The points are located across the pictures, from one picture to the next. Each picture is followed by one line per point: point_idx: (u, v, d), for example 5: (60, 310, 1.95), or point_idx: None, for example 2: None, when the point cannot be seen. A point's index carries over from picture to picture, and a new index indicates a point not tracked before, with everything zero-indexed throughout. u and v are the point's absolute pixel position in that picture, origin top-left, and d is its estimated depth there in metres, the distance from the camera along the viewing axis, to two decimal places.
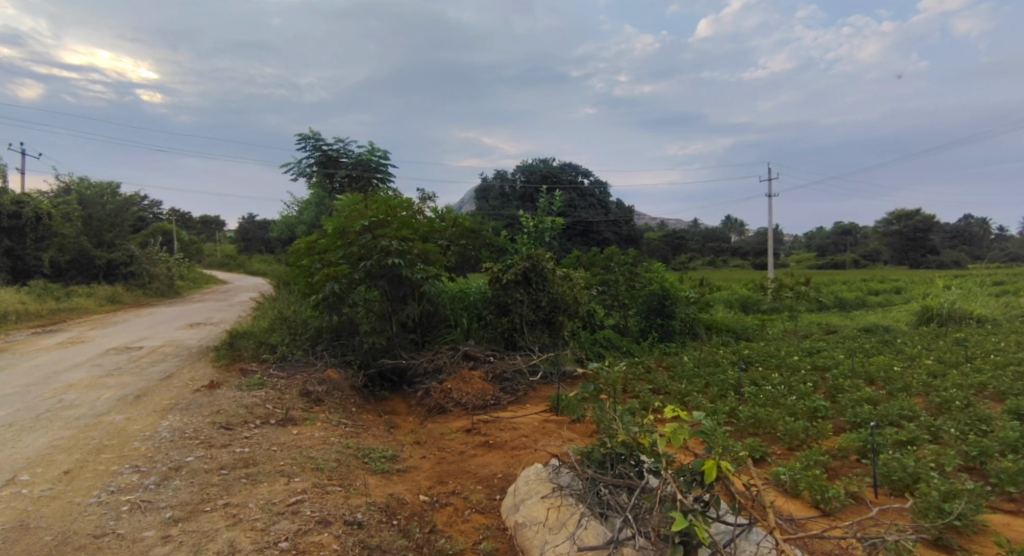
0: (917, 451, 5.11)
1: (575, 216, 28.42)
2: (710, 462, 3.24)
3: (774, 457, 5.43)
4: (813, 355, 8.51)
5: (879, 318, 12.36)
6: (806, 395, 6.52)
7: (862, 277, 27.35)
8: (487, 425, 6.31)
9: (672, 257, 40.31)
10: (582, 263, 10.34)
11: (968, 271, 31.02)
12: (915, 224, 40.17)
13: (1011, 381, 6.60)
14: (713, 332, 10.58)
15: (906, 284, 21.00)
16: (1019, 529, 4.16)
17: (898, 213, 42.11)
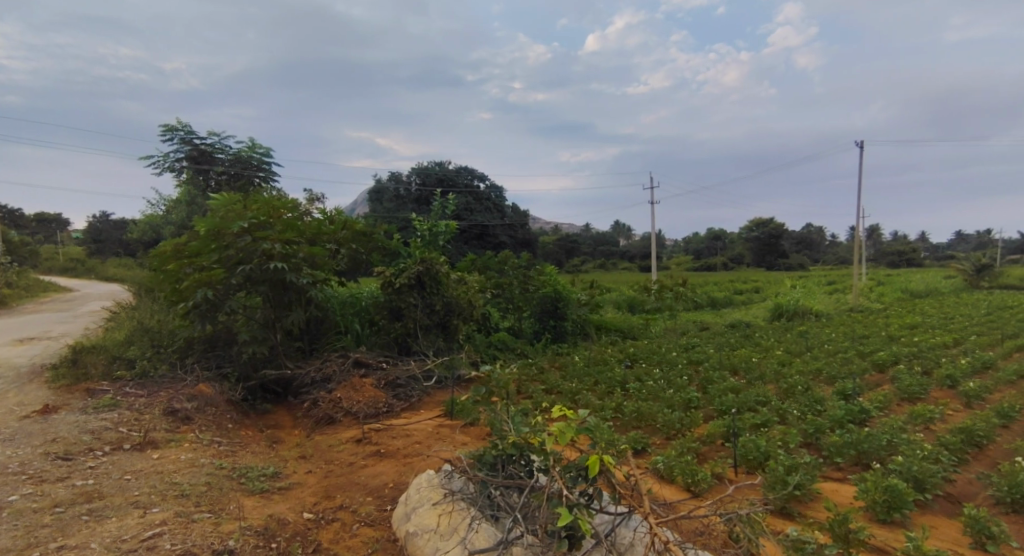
0: (768, 432, 5.80)
1: (472, 220, 28.52)
2: (593, 457, 3.42)
3: (653, 447, 5.86)
4: (689, 351, 9.30)
5: (742, 315, 13.84)
6: (682, 388, 7.10)
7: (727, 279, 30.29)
8: (378, 433, 6.13)
9: (565, 260, 42.07)
10: (476, 266, 10.40)
11: (808, 273, 35.62)
12: (770, 230, 45.44)
13: (840, 366, 7.73)
14: (603, 332, 11.18)
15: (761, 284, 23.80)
16: (844, 495, 4.86)
17: (757, 220, 47.47)
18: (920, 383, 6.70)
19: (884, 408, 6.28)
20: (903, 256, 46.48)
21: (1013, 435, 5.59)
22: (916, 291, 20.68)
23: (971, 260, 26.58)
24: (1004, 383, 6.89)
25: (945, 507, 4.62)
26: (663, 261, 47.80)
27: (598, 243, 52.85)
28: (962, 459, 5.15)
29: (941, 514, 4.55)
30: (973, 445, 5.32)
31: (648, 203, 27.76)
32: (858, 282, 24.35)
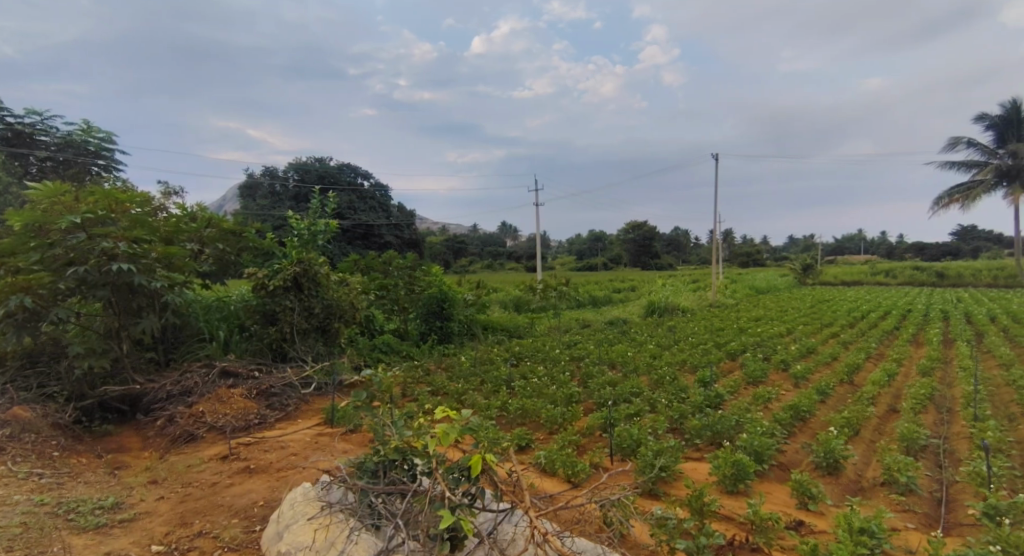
0: (640, 421, 6.23)
1: (355, 219, 27.39)
2: (475, 457, 3.42)
3: (536, 442, 6.02)
4: (571, 347, 9.74)
5: (619, 312, 14.84)
6: (564, 384, 7.37)
7: (606, 278, 32.09)
8: (248, 448, 5.61)
9: (453, 261, 41.94)
10: (360, 266, 9.96)
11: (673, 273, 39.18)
12: (644, 233, 49.24)
13: (700, 357, 8.57)
14: (490, 332, 11.32)
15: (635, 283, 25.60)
16: (701, 472, 5.39)
17: (631, 224, 51.26)
18: (762, 368, 7.66)
19: (734, 392, 7.08)
20: (750, 257, 53.04)
21: (829, 408, 6.62)
22: (759, 287, 23.66)
23: (800, 261, 31.09)
24: (823, 365, 8.14)
25: (778, 475, 5.33)
26: (549, 261, 49.68)
27: (487, 244, 53.52)
28: (791, 432, 5.98)
29: (776, 481, 5.24)
30: (799, 419, 6.20)
31: (534, 205, 28.66)
32: (713, 280, 27.28)
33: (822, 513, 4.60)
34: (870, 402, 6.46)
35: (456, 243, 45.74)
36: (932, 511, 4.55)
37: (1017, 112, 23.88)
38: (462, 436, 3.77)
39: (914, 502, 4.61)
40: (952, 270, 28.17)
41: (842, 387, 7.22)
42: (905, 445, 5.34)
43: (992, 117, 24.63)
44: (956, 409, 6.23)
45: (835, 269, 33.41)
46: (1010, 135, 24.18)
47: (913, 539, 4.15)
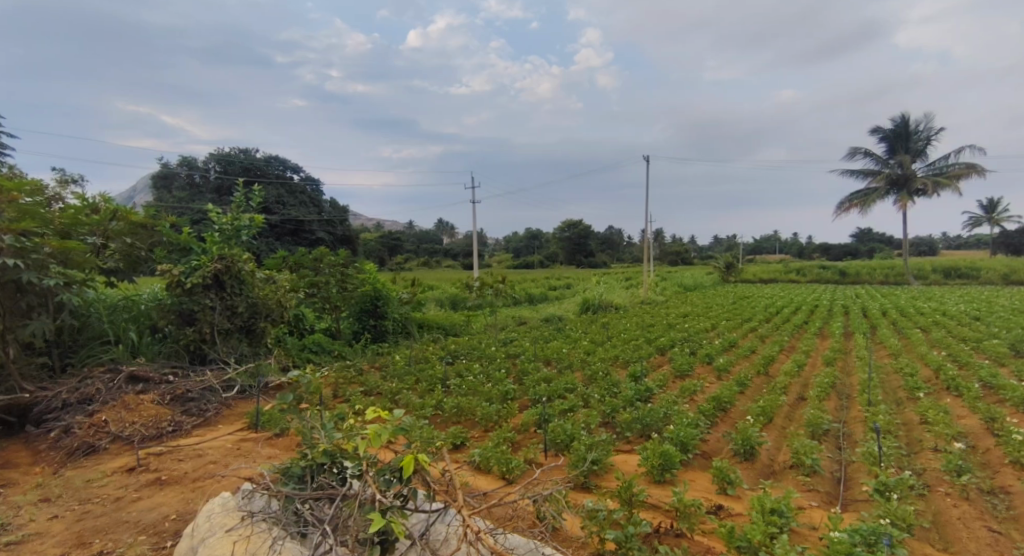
0: (573, 416, 6.33)
1: (283, 214, 26.14)
2: (408, 457, 3.36)
3: (471, 441, 5.98)
4: (508, 345, 9.78)
5: (555, 309, 15.08)
6: (500, 381, 7.37)
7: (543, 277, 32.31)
8: (160, 458, 5.21)
9: (388, 259, 40.98)
10: (288, 263, 9.49)
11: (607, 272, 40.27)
12: (580, 232, 50.38)
13: (631, 352, 8.87)
14: (425, 330, 11.16)
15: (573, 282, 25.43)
16: (631, 464, 5.58)
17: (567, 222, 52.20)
18: (688, 362, 8.04)
19: (663, 385, 7.37)
20: (679, 257, 55.59)
21: (748, 398, 7.05)
22: (686, 285, 24.85)
23: (724, 260, 32.96)
24: (742, 358, 8.65)
25: (701, 463, 5.62)
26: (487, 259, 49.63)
27: (425, 242, 52.79)
28: (713, 422, 6.32)
29: (698, 469, 5.52)
30: (721, 409, 6.57)
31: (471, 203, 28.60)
32: (643, 278, 28.34)
33: (738, 496, 4.90)
34: (782, 391, 6.96)
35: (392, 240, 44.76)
36: (832, 489, 4.97)
37: (906, 126, 26.55)
38: (395, 436, 3.69)
39: (818, 482, 5.02)
40: (853, 268, 30.92)
41: (758, 378, 7.72)
42: (811, 430, 5.80)
43: (886, 130, 27.23)
44: (855, 395, 6.85)
45: (751, 269, 34.64)
46: (900, 147, 26.85)
47: (817, 516, 4.52)
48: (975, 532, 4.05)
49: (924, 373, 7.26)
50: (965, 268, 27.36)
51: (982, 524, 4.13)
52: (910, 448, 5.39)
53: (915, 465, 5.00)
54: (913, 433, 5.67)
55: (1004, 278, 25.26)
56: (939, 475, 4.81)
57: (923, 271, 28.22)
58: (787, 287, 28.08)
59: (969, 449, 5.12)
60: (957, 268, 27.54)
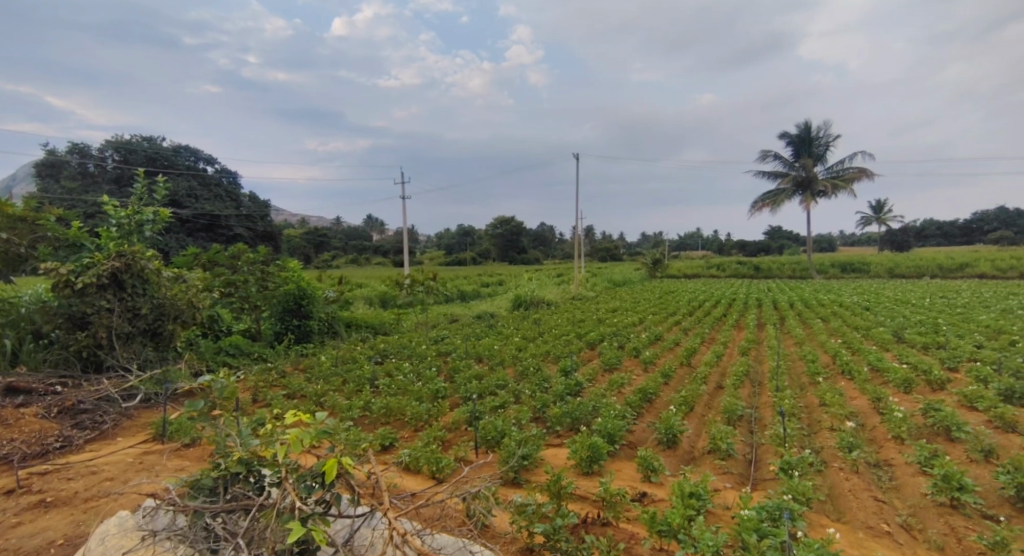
0: (504, 412, 6.32)
1: (195, 208, 24.38)
2: (331, 461, 3.20)
3: (401, 441, 5.82)
4: (439, 343, 9.66)
5: (488, 306, 15.10)
6: (431, 380, 7.23)
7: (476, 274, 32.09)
8: (46, 477, 4.68)
9: (315, 256, 39.32)
10: (200, 261, 8.84)
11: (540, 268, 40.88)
12: (514, 229, 50.67)
13: (562, 348, 9.03)
14: (353, 329, 10.80)
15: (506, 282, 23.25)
16: (561, 457, 5.66)
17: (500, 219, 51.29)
18: (616, 356, 8.28)
19: (592, 379, 7.54)
20: (609, 253, 57.41)
21: (671, 389, 7.37)
22: (615, 281, 25.64)
23: (650, 257, 34.41)
24: (666, 350, 9.04)
25: (627, 453, 5.81)
26: (420, 256, 48.87)
27: (354, 238, 51.08)
28: (639, 413, 6.54)
29: (625, 459, 5.70)
30: (646, 401, 6.82)
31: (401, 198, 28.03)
32: (574, 274, 28.92)
33: (661, 483, 5.11)
34: (703, 381, 7.34)
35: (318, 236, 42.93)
36: (745, 470, 5.30)
37: (809, 132, 28.83)
38: (317, 441, 3.49)
39: (733, 464, 5.34)
40: (764, 263, 33.24)
41: (680, 369, 8.09)
42: (726, 416, 6.15)
43: (792, 135, 29.41)
44: (765, 382, 7.35)
45: (675, 265, 36.14)
46: (803, 152, 29.13)
47: (730, 496, 4.81)
48: (864, 502, 4.48)
49: (824, 359, 7.92)
50: (857, 263, 30.20)
51: (870, 494, 4.57)
52: (812, 428, 5.87)
53: (816, 443, 5.45)
54: (814, 414, 6.17)
55: (889, 271, 28.14)
56: (835, 452, 5.27)
57: (823, 266, 30.86)
58: (706, 281, 29.70)
59: (860, 427, 5.65)
60: (851, 263, 30.35)
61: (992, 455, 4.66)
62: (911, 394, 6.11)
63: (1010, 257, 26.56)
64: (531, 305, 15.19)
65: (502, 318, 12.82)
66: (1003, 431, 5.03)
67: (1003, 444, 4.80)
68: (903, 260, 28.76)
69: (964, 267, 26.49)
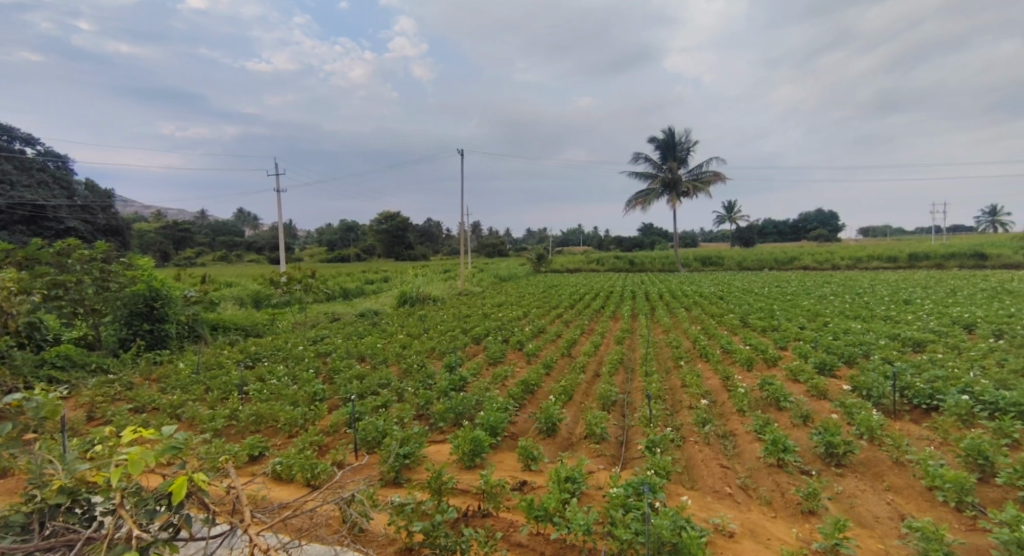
0: (386, 411, 6.15)
1: (10, 197, 20.70)
2: (178, 480, 2.85)
3: (272, 449, 5.40)
4: (318, 343, 9.18)
5: (372, 303, 14.66)
6: (307, 382, 6.82)
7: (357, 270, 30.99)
8: None
9: (175, 253, 35.34)
10: (17, 259, 7.50)
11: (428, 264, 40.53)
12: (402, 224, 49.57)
13: (447, 344, 9.03)
14: (219, 332, 9.93)
15: (389, 282, 21.52)
16: (443, 453, 5.66)
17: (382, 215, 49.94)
18: (500, 350, 8.45)
19: (476, 373, 7.61)
20: (497, 249, 58.46)
21: (552, 379, 7.69)
22: (501, 276, 26.19)
23: (535, 252, 35.66)
24: (548, 342, 9.42)
25: (509, 444, 5.96)
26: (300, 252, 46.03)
27: (224, 234, 46.72)
28: (521, 404, 6.74)
29: (506, 450, 5.84)
30: (528, 392, 7.04)
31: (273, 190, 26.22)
32: (461, 269, 28.98)
33: (539, 470, 5.31)
34: (581, 370, 7.75)
35: (180, 231, 38.59)
36: (616, 451, 5.69)
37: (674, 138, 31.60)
38: (162, 459, 3.10)
39: (605, 447, 5.70)
40: (640, 257, 35.95)
41: (561, 359, 8.46)
42: (601, 402, 6.55)
43: (660, 140, 32.04)
44: (636, 367, 7.96)
45: (560, 260, 37.84)
46: (670, 156, 31.91)
47: (602, 477, 5.13)
48: (713, 469, 5.03)
49: (686, 344, 8.76)
50: (716, 257, 33.86)
51: (718, 462, 5.14)
52: (673, 408, 6.46)
53: (676, 421, 6.00)
54: (676, 395, 6.79)
55: (740, 264, 31.93)
56: (691, 427, 5.85)
57: (688, 260, 34.17)
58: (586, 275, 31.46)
59: (712, 404, 6.33)
60: (711, 257, 33.94)
61: (809, 419, 5.48)
62: (752, 372, 6.97)
63: (828, 251, 31.42)
64: (418, 300, 15.04)
65: (386, 315, 12.55)
66: (818, 398, 5.93)
67: (818, 410, 5.66)
68: (751, 254, 32.80)
69: (794, 259, 30.84)
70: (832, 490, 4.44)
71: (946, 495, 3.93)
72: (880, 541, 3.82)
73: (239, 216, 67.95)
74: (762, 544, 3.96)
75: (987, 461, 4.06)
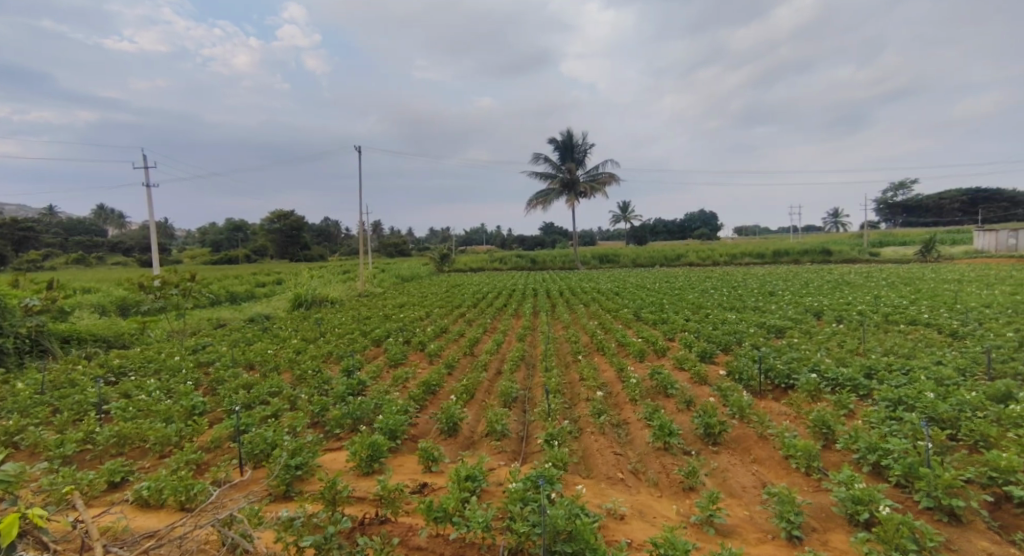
0: (277, 421, 5.77)
1: None
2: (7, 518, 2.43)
3: (139, 473, 4.84)
4: (198, 352, 8.40)
5: (262, 307, 13.73)
6: (184, 396, 6.21)
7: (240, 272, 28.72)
8: None
9: (16, 256, 30.50)
10: None
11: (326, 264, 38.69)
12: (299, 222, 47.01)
13: (345, 347, 8.68)
14: (73, 345, 8.75)
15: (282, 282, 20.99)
16: (340, 461, 5.44)
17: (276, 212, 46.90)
18: (401, 351, 8.28)
19: (376, 376, 7.39)
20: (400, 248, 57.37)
21: (454, 379, 7.66)
22: (402, 277, 25.65)
23: (438, 252, 35.38)
24: (451, 341, 9.39)
25: (409, 447, 5.85)
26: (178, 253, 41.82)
27: (82, 233, 41.22)
28: (422, 405, 6.65)
29: (406, 453, 5.73)
30: (430, 392, 6.96)
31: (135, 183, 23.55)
32: (360, 271, 27.93)
33: (440, 471, 5.26)
34: (483, 368, 7.82)
35: (20, 230, 33.23)
36: (516, 446, 5.80)
37: (572, 140, 32.86)
38: None
39: (506, 443, 5.79)
40: (543, 256, 37.00)
41: (464, 359, 8.47)
42: (502, 399, 6.64)
43: (559, 141, 33.14)
44: (537, 363, 8.17)
45: (464, 259, 37.89)
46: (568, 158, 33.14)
47: (502, 473, 5.20)
48: (607, 457, 5.29)
49: (584, 339, 9.15)
50: (613, 255, 35.75)
51: (611, 450, 5.41)
52: (571, 400, 6.72)
53: (573, 413, 6.24)
54: (574, 388, 7.06)
55: (634, 261, 34.01)
56: (588, 418, 6.11)
57: (586, 258, 35.75)
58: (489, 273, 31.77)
59: (606, 395, 6.67)
60: (608, 255, 35.78)
61: (691, 404, 5.95)
62: (643, 362, 7.44)
63: (709, 248, 34.40)
64: (313, 302, 14.33)
65: (277, 319, 11.81)
66: (699, 384, 6.46)
67: (698, 394, 6.17)
68: (644, 252, 35.05)
69: (681, 256, 33.40)
70: (708, 467, 4.85)
71: (799, 462, 4.45)
72: (746, 508, 4.23)
73: (103, 213, 60.38)
74: (648, 523, 4.23)
75: (830, 429, 4.65)
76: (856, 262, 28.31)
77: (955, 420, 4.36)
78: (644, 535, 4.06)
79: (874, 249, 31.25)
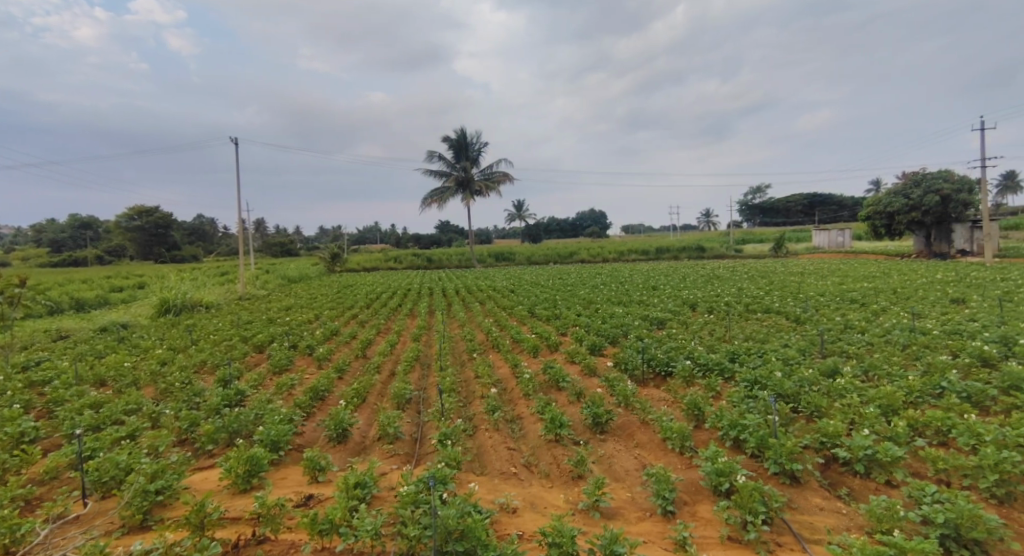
0: (133, 442, 5.12)
1: None
2: None
3: None
4: (31, 370, 7.22)
5: (118, 315, 12.14)
6: (10, 421, 5.29)
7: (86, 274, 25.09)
8: None
9: None
10: None
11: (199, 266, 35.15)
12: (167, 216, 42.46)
13: (220, 355, 7.95)
14: None
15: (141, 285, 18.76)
16: (212, 479, 4.96)
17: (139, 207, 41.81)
18: (286, 357, 7.76)
19: (257, 385, 6.85)
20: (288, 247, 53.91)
21: (344, 383, 7.32)
22: (289, 278, 24.09)
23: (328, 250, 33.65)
24: (341, 344, 8.97)
25: (294, 458, 5.50)
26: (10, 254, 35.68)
27: None
28: (309, 413, 6.29)
29: (291, 465, 5.38)
30: (318, 399, 6.60)
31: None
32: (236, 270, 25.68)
33: (328, 481, 5.00)
34: (376, 371, 7.57)
35: None
36: (409, 449, 5.68)
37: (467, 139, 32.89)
38: None
39: (399, 446, 5.65)
40: (441, 254, 36.66)
41: (355, 362, 8.14)
42: (396, 402, 6.48)
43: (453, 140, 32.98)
44: (432, 363, 8.07)
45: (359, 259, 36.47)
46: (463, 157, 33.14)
47: (394, 477, 5.06)
48: (500, 453, 5.36)
49: (480, 336, 9.20)
50: (510, 252, 36.39)
51: (505, 445, 5.49)
52: (466, 399, 6.72)
53: (468, 412, 6.25)
54: (469, 386, 7.07)
55: (530, 259, 34.87)
56: (482, 415, 6.14)
57: (484, 256, 36.00)
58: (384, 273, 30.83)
59: (501, 391, 6.76)
60: (505, 253, 36.35)
61: (581, 396, 6.21)
62: (537, 357, 7.65)
63: (600, 246, 36.20)
64: (182, 308, 12.95)
65: (136, 328, 10.51)
66: (588, 376, 6.77)
67: (588, 386, 6.47)
68: (541, 250, 36.12)
69: (574, 253, 34.83)
70: (595, 454, 5.10)
71: (674, 443, 4.81)
72: (628, 491, 4.49)
73: None
74: (539, 513, 4.34)
75: (700, 411, 5.09)
76: (724, 258, 31.41)
77: (797, 394, 4.99)
78: (534, 526, 4.16)
79: (739, 246, 34.92)
